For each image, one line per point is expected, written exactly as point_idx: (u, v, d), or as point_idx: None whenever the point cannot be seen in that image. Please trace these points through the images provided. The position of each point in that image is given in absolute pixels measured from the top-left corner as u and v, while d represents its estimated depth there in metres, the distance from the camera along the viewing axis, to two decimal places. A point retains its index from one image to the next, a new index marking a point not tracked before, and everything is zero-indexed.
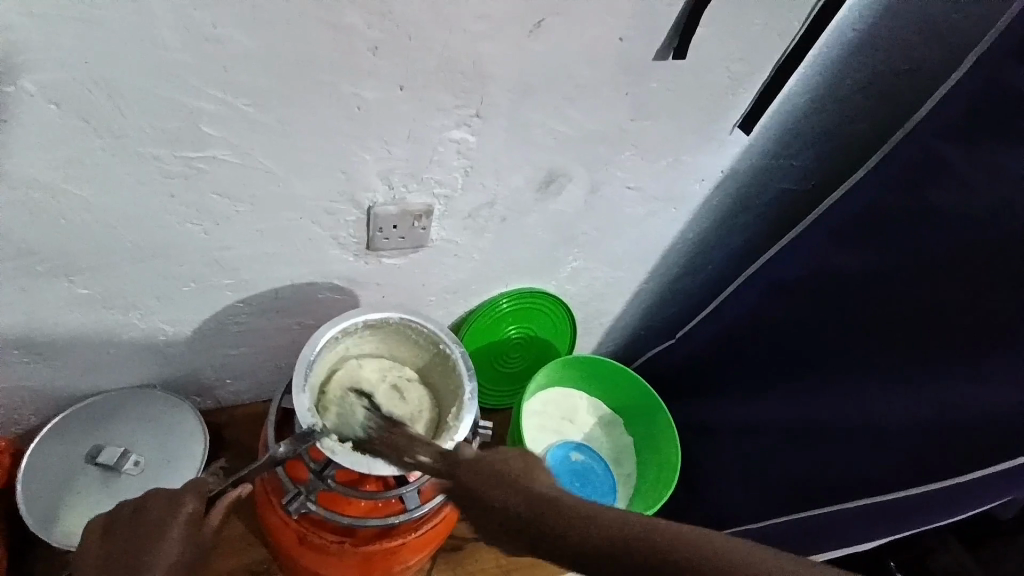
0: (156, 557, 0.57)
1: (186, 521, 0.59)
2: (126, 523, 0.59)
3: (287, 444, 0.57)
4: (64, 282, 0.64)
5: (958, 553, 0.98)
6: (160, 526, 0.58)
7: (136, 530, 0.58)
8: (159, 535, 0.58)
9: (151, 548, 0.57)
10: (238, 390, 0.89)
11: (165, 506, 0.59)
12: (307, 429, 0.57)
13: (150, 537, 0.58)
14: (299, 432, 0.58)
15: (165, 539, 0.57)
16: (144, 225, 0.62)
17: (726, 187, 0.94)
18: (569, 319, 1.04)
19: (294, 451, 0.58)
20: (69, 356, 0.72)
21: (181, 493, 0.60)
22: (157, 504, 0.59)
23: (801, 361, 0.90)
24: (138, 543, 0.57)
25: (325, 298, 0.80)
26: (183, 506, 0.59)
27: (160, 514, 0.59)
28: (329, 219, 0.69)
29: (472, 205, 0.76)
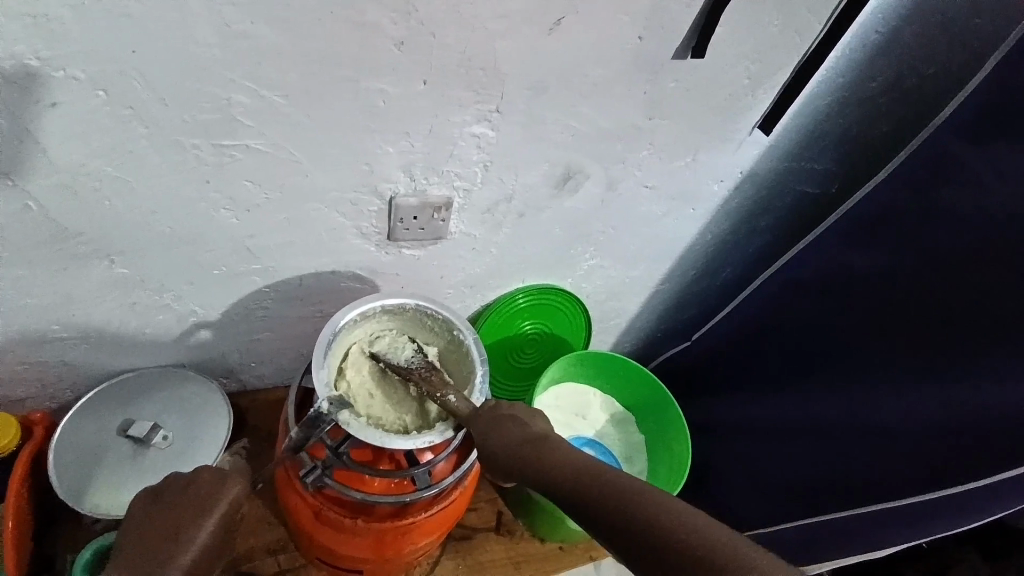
0: (193, 535, 0.60)
1: (227, 502, 0.62)
2: (172, 493, 0.63)
3: (302, 427, 0.61)
4: (104, 262, 0.68)
5: (977, 567, 0.96)
6: (205, 502, 0.62)
7: (182, 501, 0.62)
8: (202, 512, 0.61)
9: (192, 524, 0.60)
10: (261, 375, 0.93)
11: (212, 484, 0.63)
12: (320, 412, 0.60)
13: (194, 512, 0.61)
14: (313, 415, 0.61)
15: (205, 518, 0.61)
16: (177, 210, 0.65)
17: (744, 190, 0.95)
18: (584, 317, 1.05)
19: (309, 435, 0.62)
20: (104, 334, 0.76)
21: (227, 474, 0.64)
22: (204, 480, 0.63)
23: (817, 365, 0.90)
24: (180, 516, 0.61)
25: (346, 287, 0.83)
26: (228, 485, 0.63)
27: (207, 490, 0.63)
28: (352, 209, 0.72)
29: (490, 200, 0.78)
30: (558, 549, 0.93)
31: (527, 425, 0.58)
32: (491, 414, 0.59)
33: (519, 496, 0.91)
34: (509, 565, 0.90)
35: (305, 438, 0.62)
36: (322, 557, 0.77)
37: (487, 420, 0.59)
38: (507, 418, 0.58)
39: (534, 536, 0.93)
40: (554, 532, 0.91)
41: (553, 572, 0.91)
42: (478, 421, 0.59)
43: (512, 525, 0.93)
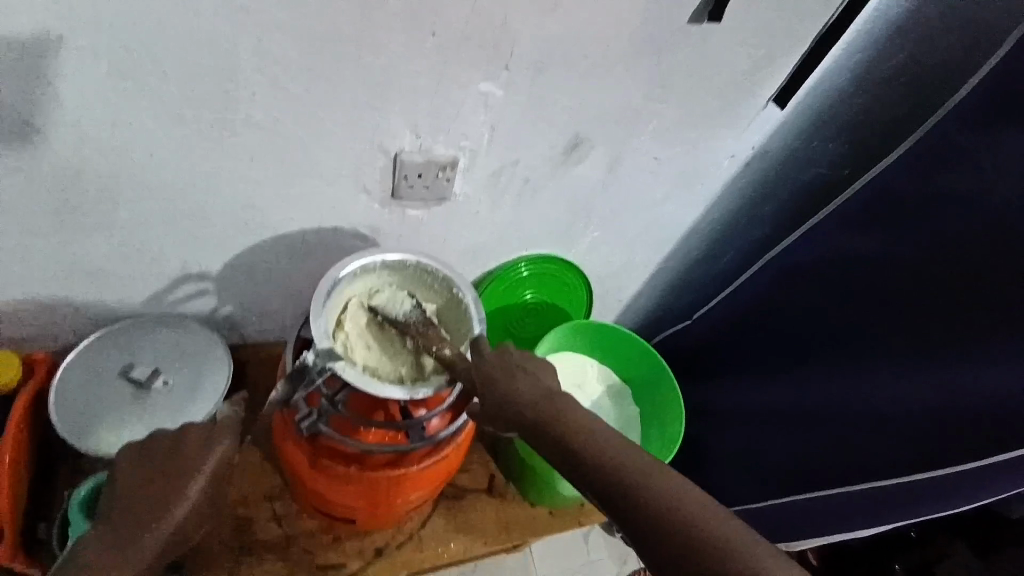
0: (183, 492, 0.60)
1: (218, 458, 0.63)
2: (159, 450, 0.63)
3: (283, 384, 0.64)
4: (108, 206, 0.68)
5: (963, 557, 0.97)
6: (197, 457, 0.62)
7: (171, 457, 0.62)
8: (192, 468, 0.62)
9: (183, 479, 0.61)
10: (263, 329, 0.94)
11: (202, 441, 0.63)
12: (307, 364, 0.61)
13: (184, 468, 0.61)
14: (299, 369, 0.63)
15: (198, 473, 0.61)
16: (182, 155, 0.65)
17: (754, 168, 0.93)
18: (585, 290, 1.05)
19: (290, 391, 0.65)
20: (109, 278, 0.77)
21: (217, 431, 0.64)
22: (194, 436, 0.64)
23: (815, 346, 0.90)
24: (170, 472, 0.61)
25: (349, 245, 0.83)
26: (220, 442, 0.64)
27: (198, 446, 0.63)
28: (357, 165, 0.72)
29: (496, 163, 0.77)
30: (548, 514, 0.95)
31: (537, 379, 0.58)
32: (501, 362, 0.60)
33: (512, 461, 0.93)
34: (500, 526, 0.92)
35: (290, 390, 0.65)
36: (316, 505, 0.79)
37: (498, 363, 0.60)
38: (517, 372, 0.58)
39: (525, 500, 0.94)
40: (543, 496, 0.93)
41: (543, 535, 0.93)
42: (492, 364, 0.60)
43: (504, 489, 0.94)
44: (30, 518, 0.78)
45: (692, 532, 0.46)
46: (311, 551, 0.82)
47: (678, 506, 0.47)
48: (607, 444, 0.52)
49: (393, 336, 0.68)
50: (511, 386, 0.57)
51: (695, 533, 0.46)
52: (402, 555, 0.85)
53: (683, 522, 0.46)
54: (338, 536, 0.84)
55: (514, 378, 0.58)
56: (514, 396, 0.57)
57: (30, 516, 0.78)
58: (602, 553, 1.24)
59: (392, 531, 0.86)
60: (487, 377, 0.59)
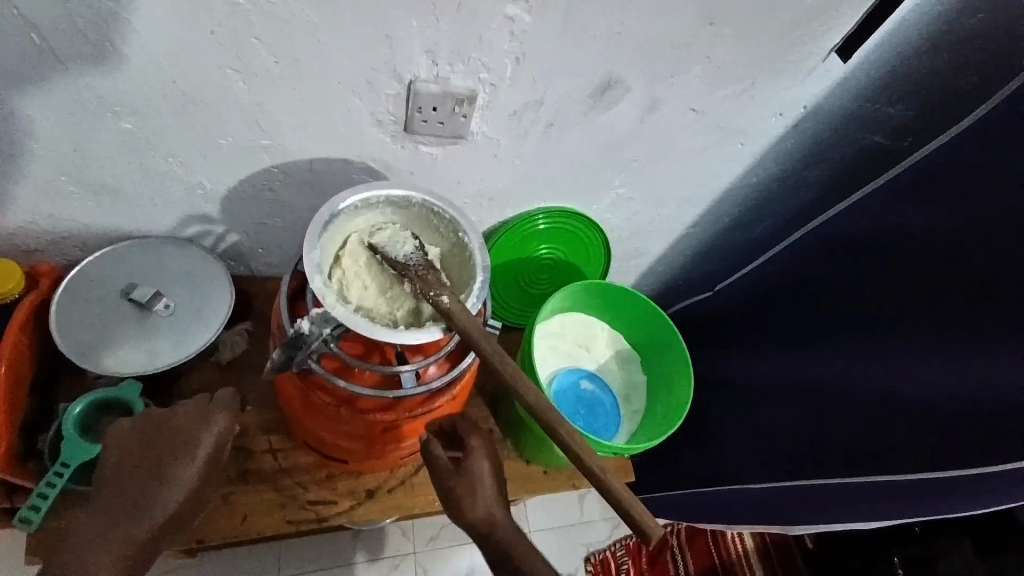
0: (179, 472, 0.67)
1: (212, 439, 0.69)
2: (155, 430, 0.68)
3: (280, 351, 0.61)
4: (109, 115, 0.65)
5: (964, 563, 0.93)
6: (189, 441, 0.68)
7: (162, 438, 0.68)
8: (187, 448, 0.68)
9: (178, 461, 0.67)
10: (269, 263, 0.93)
11: (195, 423, 0.69)
12: (300, 333, 0.59)
13: (178, 449, 0.67)
14: (290, 338, 0.61)
15: (193, 453, 0.68)
16: (181, 64, 0.61)
17: (803, 130, 0.85)
18: (603, 249, 1.00)
19: (287, 358, 0.61)
20: (112, 194, 0.75)
21: (208, 413, 0.70)
22: (189, 416, 0.69)
23: (843, 328, 0.84)
24: (165, 453, 0.67)
25: (357, 179, 0.79)
26: (211, 422, 0.69)
27: (190, 428, 0.69)
28: (368, 91, 0.66)
29: (519, 101, 0.71)
30: (542, 473, 0.94)
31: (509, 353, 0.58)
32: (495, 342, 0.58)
33: (512, 418, 0.92)
34: None
35: (288, 358, 0.61)
36: (310, 441, 0.79)
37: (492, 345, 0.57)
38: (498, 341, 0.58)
39: (520, 457, 0.94)
40: (538, 454, 0.92)
41: (535, 493, 0.93)
42: (487, 342, 0.57)
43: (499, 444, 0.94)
44: (29, 428, 0.79)
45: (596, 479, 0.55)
46: (304, 484, 0.83)
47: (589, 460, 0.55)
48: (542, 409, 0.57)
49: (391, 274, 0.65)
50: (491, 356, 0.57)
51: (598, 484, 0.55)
52: (393, 498, 0.86)
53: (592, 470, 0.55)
54: (332, 474, 0.85)
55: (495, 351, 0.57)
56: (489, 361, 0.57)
57: (31, 425, 0.79)
58: (592, 517, 1.29)
59: (385, 475, 0.86)
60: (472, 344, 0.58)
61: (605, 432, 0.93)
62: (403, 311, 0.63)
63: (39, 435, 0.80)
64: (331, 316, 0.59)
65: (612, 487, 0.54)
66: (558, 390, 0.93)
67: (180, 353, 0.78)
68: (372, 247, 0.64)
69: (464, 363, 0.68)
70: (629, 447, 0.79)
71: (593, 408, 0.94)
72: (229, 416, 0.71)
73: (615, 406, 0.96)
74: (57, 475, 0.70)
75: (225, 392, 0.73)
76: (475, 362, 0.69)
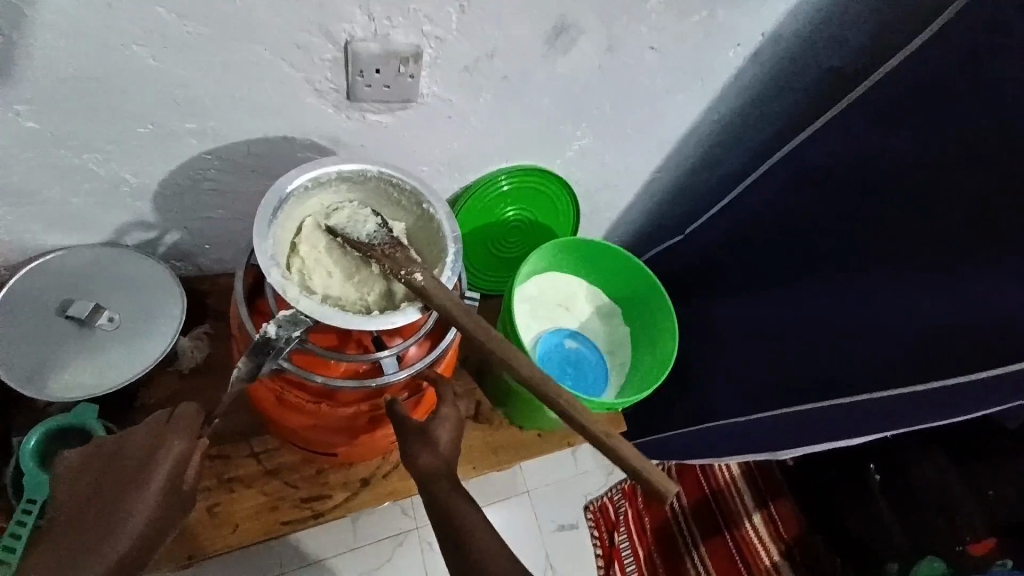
0: (128, 510, 0.55)
1: (167, 468, 0.56)
2: (109, 464, 0.57)
3: (243, 360, 0.55)
4: (6, 113, 0.57)
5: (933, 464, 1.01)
6: (140, 472, 0.56)
7: (114, 470, 0.57)
8: (137, 482, 0.55)
9: (127, 497, 0.55)
10: (221, 259, 0.86)
11: (147, 450, 0.57)
12: (267, 338, 0.55)
13: (127, 482, 0.56)
14: (253, 346, 0.55)
15: (144, 486, 0.55)
16: (77, 43, 0.53)
17: (762, 60, 0.83)
18: (571, 205, 0.97)
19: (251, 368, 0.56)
20: (29, 203, 0.67)
21: (163, 435, 0.57)
22: (142, 442, 0.57)
23: (816, 258, 0.84)
24: (115, 486, 0.56)
25: (304, 158, 0.73)
26: (166, 447, 0.56)
27: (142, 456, 0.56)
28: (301, 57, 0.60)
29: (468, 55, 0.66)
30: (536, 436, 0.95)
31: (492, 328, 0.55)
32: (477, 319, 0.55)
33: (498, 387, 0.91)
34: (487, 450, 0.92)
35: (255, 366, 0.56)
36: (294, 440, 0.75)
37: (474, 321, 0.54)
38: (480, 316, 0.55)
39: (513, 424, 0.94)
40: (531, 421, 0.92)
41: (531, 457, 0.94)
42: (468, 318, 0.54)
43: (490, 415, 0.94)
44: None
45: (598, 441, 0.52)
46: (294, 484, 0.81)
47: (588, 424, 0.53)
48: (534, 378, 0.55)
49: (356, 256, 0.61)
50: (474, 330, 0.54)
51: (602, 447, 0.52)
52: (389, 484, 0.84)
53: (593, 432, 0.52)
54: (322, 469, 0.82)
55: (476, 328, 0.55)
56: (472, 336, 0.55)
57: None
58: (590, 467, 1.20)
59: (377, 462, 0.84)
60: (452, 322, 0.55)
61: (594, 388, 0.93)
62: (374, 294, 0.60)
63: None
64: (301, 317, 0.55)
65: (616, 448, 0.52)
66: (543, 352, 0.92)
67: (134, 368, 0.72)
68: (331, 229, 0.60)
69: (446, 341, 0.65)
70: (620, 401, 0.79)
71: (579, 366, 0.94)
72: (190, 439, 0.58)
73: (601, 361, 0.96)
74: (25, 513, 0.64)
75: (188, 408, 0.59)
76: (456, 338, 0.67)
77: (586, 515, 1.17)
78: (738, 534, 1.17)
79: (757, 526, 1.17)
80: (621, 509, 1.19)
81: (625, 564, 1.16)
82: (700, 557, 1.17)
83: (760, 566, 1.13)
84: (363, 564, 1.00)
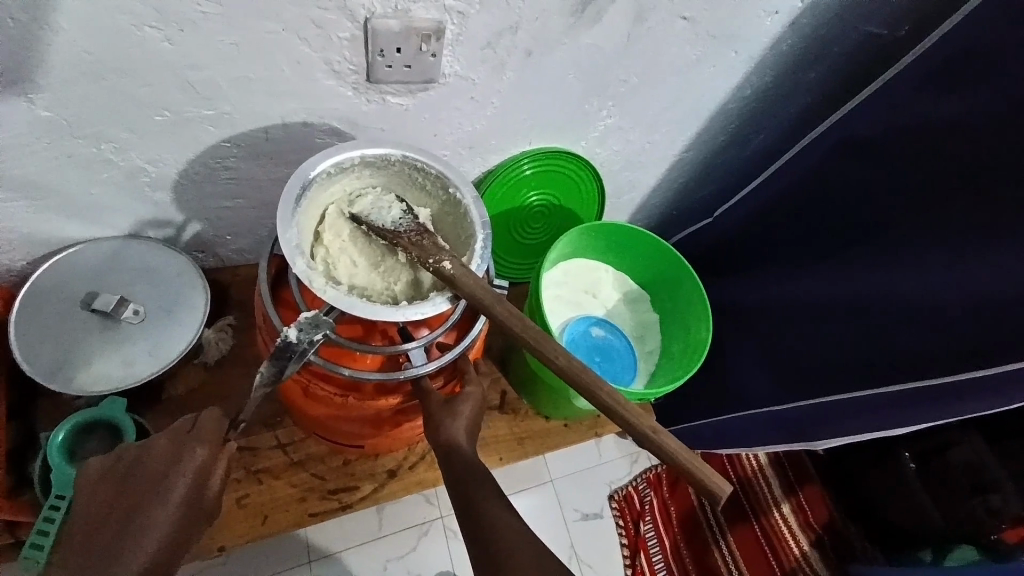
0: (151, 518, 0.54)
1: (189, 477, 0.55)
2: (128, 474, 0.56)
3: (267, 364, 0.54)
4: (21, 101, 0.55)
5: (975, 447, 0.90)
6: (160, 482, 0.55)
7: (134, 481, 0.56)
8: (159, 491, 0.55)
9: (149, 506, 0.54)
10: (240, 249, 0.85)
11: (168, 459, 0.56)
12: (287, 342, 0.53)
13: (149, 492, 0.55)
14: (276, 349, 0.54)
15: (166, 496, 0.54)
16: (89, 25, 0.51)
17: (801, 28, 0.78)
18: (596, 188, 0.94)
19: (276, 372, 0.55)
20: (48, 195, 0.66)
21: (184, 444, 0.56)
22: (163, 452, 0.56)
23: (857, 238, 0.80)
24: (135, 497, 0.55)
25: (322, 143, 0.71)
26: (186, 458, 0.56)
27: (163, 466, 0.55)
28: (317, 35, 0.57)
29: (491, 30, 0.62)
30: (563, 426, 0.94)
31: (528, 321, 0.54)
32: (511, 310, 0.53)
33: (524, 377, 0.90)
34: (513, 440, 0.91)
35: (278, 371, 0.55)
36: (321, 432, 0.75)
37: (508, 312, 0.53)
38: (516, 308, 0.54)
39: (539, 415, 0.93)
40: (557, 409, 0.90)
41: (557, 447, 0.93)
42: (502, 309, 0.53)
43: (516, 405, 0.93)
44: (15, 460, 0.73)
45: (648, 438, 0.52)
46: (321, 475, 0.80)
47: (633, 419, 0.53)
48: (574, 372, 0.54)
49: (381, 245, 0.60)
50: (508, 324, 0.53)
51: (649, 443, 0.52)
52: (415, 475, 0.84)
53: (639, 428, 0.52)
54: (348, 460, 0.82)
55: (512, 322, 0.53)
56: (508, 330, 0.54)
57: (16, 455, 0.73)
58: (613, 455, 1.12)
59: (404, 453, 0.84)
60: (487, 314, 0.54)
61: (623, 377, 0.90)
62: (401, 283, 0.60)
63: (26, 465, 0.74)
64: (322, 320, 0.54)
65: (662, 441, 0.52)
66: (570, 339, 0.90)
67: (160, 361, 0.72)
68: (356, 218, 0.60)
69: (475, 331, 0.64)
70: (653, 392, 0.76)
71: (607, 354, 0.91)
72: (209, 448, 0.57)
73: (628, 348, 0.94)
74: (54, 509, 0.63)
75: (210, 416, 0.59)
76: (485, 328, 0.65)
77: (611, 504, 1.09)
78: (766, 524, 1.06)
79: (786, 515, 1.06)
80: (646, 498, 1.11)
81: (652, 556, 1.07)
82: (728, 548, 1.06)
83: (789, 557, 1.02)
84: (384, 554, 0.93)
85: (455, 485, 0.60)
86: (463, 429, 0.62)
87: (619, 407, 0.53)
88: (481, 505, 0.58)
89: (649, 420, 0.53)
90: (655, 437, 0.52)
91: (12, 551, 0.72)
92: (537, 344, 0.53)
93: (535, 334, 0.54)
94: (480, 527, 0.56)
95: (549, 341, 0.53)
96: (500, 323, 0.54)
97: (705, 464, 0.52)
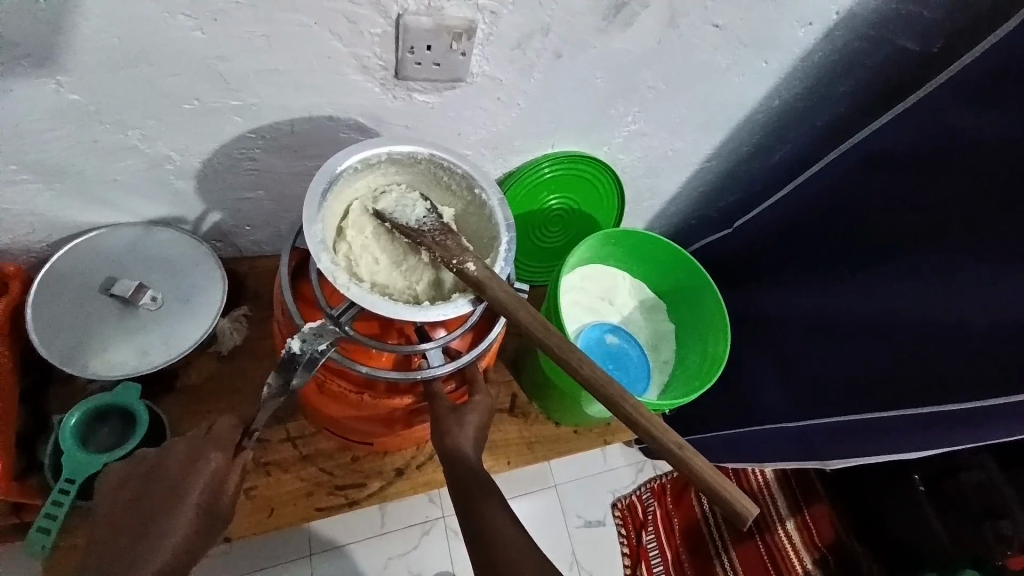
0: (167, 522, 0.53)
1: (204, 482, 0.55)
2: (147, 479, 0.56)
3: (272, 376, 0.55)
4: (50, 84, 0.55)
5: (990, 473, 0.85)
6: (177, 486, 0.55)
7: (152, 487, 0.55)
8: (176, 495, 0.54)
9: (166, 510, 0.54)
10: (258, 240, 0.85)
11: (184, 464, 0.56)
12: (291, 353, 0.54)
13: (165, 498, 0.54)
14: (282, 360, 0.55)
15: (182, 503, 0.54)
16: (122, 11, 0.51)
17: (833, 39, 0.76)
18: (616, 194, 0.93)
19: (281, 385, 0.55)
20: (72, 179, 0.66)
21: (199, 451, 0.56)
22: (179, 457, 0.56)
23: (883, 255, 0.78)
24: (152, 503, 0.54)
25: (346, 138, 0.70)
26: (201, 463, 0.55)
27: (179, 471, 0.55)
28: (349, 30, 0.57)
29: (522, 30, 0.62)
30: (573, 432, 0.93)
31: (551, 328, 0.53)
32: (534, 315, 0.53)
33: (536, 381, 0.89)
34: (522, 444, 0.90)
35: (284, 382, 0.55)
36: (333, 427, 0.75)
37: (531, 318, 0.53)
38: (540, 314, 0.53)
39: (549, 420, 0.93)
40: (567, 415, 0.90)
41: (565, 454, 0.92)
42: (526, 313, 0.53)
43: (526, 408, 0.92)
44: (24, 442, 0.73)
45: (671, 454, 0.51)
46: (329, 470, 0.80)
47: (655, 434, 0.52)
48: (596, 381, 0.53)
49: (403, 244, 0.60)
50: (531, 330, 0.53)
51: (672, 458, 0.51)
52: (423, 476, 0.83)
53: (662, 443, 0.52)
54: (357, 457, 0.82)
55: (535, 327, 0.53)
56: (530, 336, 0.53)
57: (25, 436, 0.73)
58: (619, 464, 1.11)
59: (412, 453, 0.84)
60: (510, 319, 0.53)
61: (636, 386, 0.89)
62: (422, 284, 0.59)
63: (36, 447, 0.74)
64: (324, 329, 0.55)
65: (684, 457, 0.51)
66: (585, 344, 0.89)
67: (174, 350, 0.72)
68: (378, 215, 0.59)
69: (490, 335, 0.63)
70: (668, 403, 0.75)
71: (621, 362, 0.90)
72: (222, 454, 0.56)
73: (642, 357, 0.93)
74: (62, 493, 0.66)
75: (223, 424, 0.59)
76: (503, 332, 0.65)
77: (614, 512, 1.07)
78: (770, 541, 1.03)
79: (790, 533, 1.03)
80: (649, 508, 1.09)
81: (652, 567, 1.07)
82: (730, 564, 1.04)
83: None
84: (386, 550, 0.92)
85: (464, 486, 0.58)
86: (468, 429, 0.62)
87: (643, 421, 0.52)
88: (488, 509, 0.57)
89: (672, 435, 0.52)
90: (679, 455, 0.51)
91: (18, 532, 0.72)
92: (557, 350, 0.53)
93: (558, 342, 0.53)
94: (487, 532, 0.55)
95: (571, 349, 0.53)
96: (522, 327, 0.53)
97: (730, 484, 0.51)
